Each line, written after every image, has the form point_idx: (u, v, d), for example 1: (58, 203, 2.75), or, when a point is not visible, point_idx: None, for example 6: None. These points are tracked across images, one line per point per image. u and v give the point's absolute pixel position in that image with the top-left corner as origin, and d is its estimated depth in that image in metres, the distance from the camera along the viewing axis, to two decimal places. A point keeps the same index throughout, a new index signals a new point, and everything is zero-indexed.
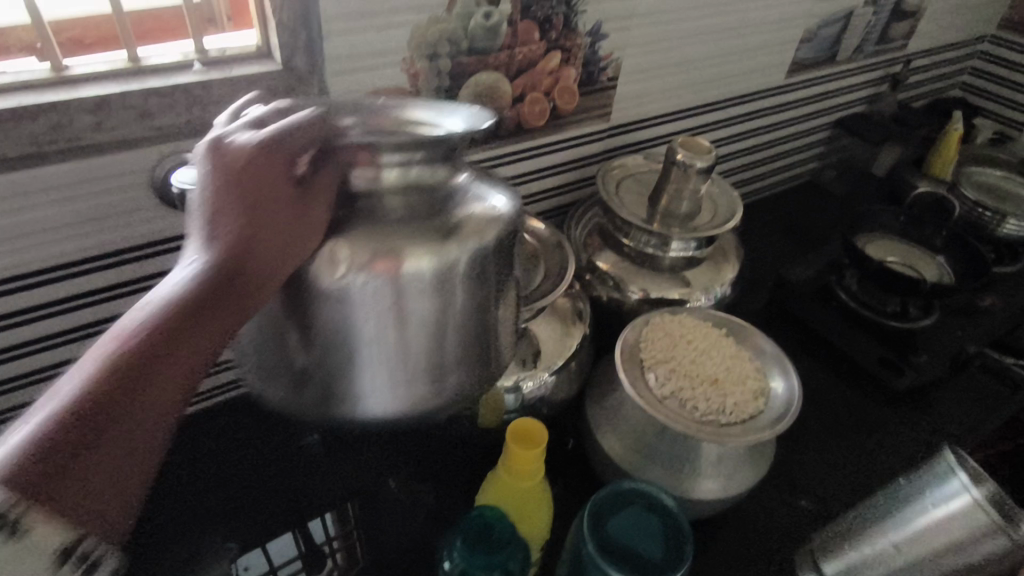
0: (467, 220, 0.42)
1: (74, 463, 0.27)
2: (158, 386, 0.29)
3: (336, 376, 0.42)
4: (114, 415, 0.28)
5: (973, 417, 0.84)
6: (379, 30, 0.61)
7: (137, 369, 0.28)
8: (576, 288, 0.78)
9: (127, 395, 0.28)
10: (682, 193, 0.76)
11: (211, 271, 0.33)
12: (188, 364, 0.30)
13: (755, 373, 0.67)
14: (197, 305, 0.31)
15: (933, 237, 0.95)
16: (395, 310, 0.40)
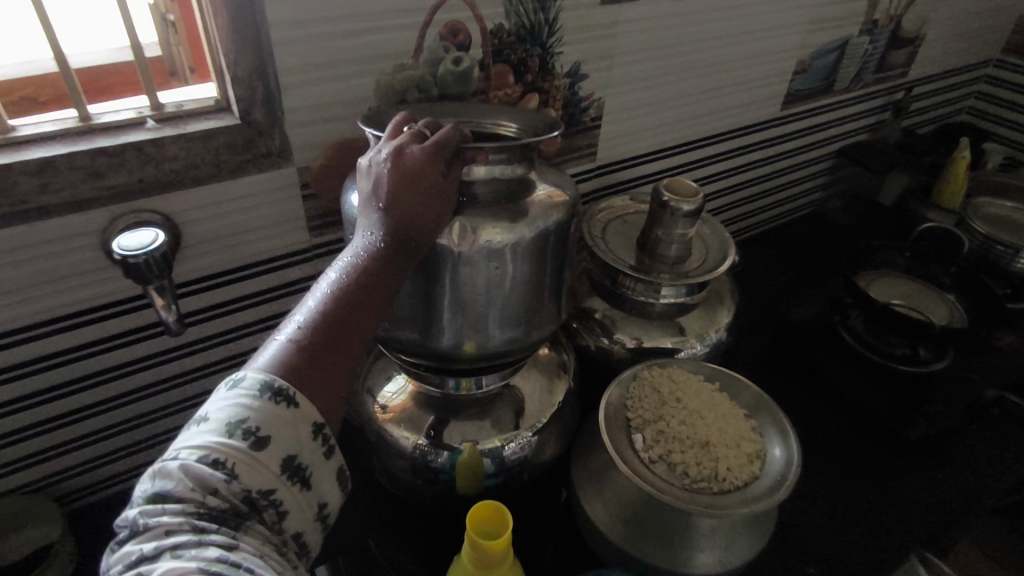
0: (533, 208, 0.52)
1: (312, 369, 0.41)
2: (360, 324, 0.44)
3: (433, 323, 0.53)
4: (336, 341, 0.42)
5: (995, 468, 0.78)
6: (341, 79, 0.59)
7: (348, 316, 0.43)
8: (561, 339, 0.74)
9: (344, 327, 0.43)
10: (671, 236, 0.72)
11: (385, 247, 0.45)
12: (377, 309, 0.45)
13: (750, 434, 0.62)
14: (377, 272, 0.44)
15: (942, 274, 0.91)
16: (480, 279, 0.51)
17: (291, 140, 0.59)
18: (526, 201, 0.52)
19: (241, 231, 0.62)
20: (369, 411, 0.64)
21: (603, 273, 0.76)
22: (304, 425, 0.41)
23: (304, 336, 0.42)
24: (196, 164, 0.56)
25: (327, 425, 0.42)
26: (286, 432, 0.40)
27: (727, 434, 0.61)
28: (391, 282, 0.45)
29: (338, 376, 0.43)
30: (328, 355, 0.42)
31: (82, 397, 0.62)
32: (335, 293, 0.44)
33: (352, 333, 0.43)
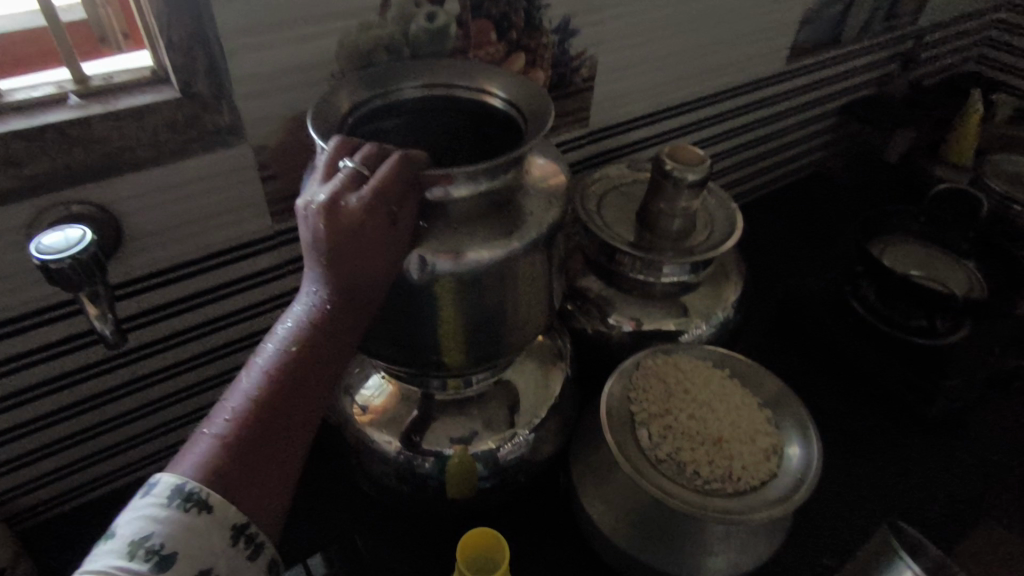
0: (528, 214, 0.47)
1: (242, 470, 0.37)
2: (300, 410, 0.39)
3: (411, 342, 0.48)
4: (269, 433, 0.38)
5: (1015, 445, 0.74)
6: (297, 42, 0.51)
7: (279, 410, 0.38)
8: (556, 323, 0.68)
9: (278, 416, 0.38)
10: (674, 210, 0.66)
11: (323, 320, 0.40)
12: (321, 389, 0.40)
13: (766, 426, 0.58)
14: (315, 350, 0.39)
15: (960, 239, 0.85)
16: (465, 301, 0.46)
17: (243, 114, 0.52)
18: (518, 202, 0.47)
19: (194, 218, 0.55)
20: (347, 413, 0.58)
21: (600, 251, 0.70)
22: (246, 498, 0.37)
23: (232, 432, 0.37)
24: (133, 146, 0.48)
25: (255, 528, 0.37)
26: (201, 547, 0.35)
27: (741, 428, 0.57)
28: (331, 365, 0.40)
29: (271, 475, 0.38)
30: (255, 455, 0.37)
31: (23, 410, 0.56)
32: (270, 377, 0.39)
33: (285, 423, 0.38)
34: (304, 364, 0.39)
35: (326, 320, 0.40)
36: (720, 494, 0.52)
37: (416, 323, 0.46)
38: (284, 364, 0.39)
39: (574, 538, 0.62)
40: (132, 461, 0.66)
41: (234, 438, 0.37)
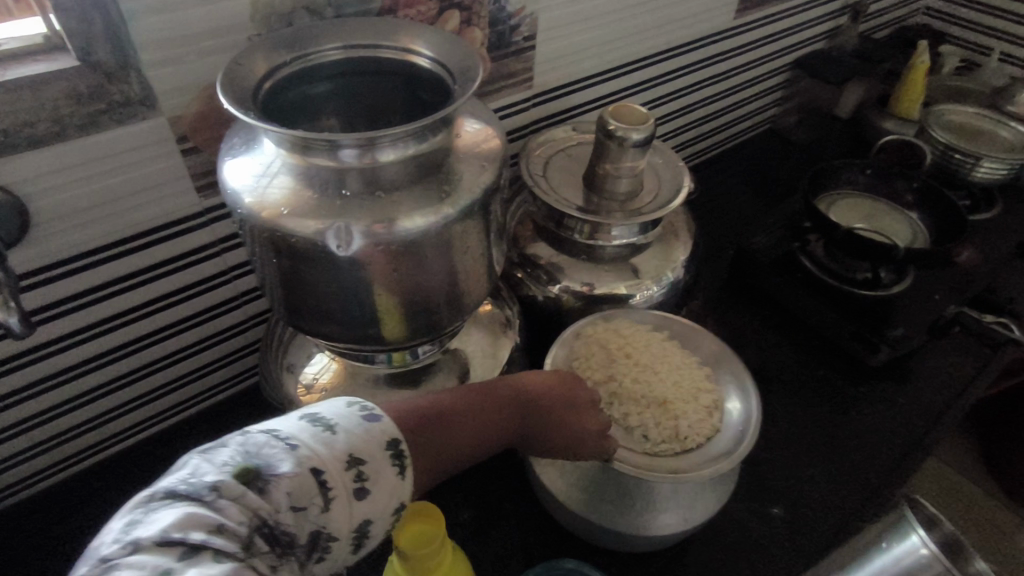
0: (462, 180, 0.44)
1: (423, 437, 0.41)
2: (479, 435, 0.45)
3: (337, 316, 0.46)
4: (448, 430, 0.43)
5: (955, 386, 0.77)
6: (205, 3, 0.48)
7: (473, 417, 0.45)
8: (504, 292, 0.67)
9: (467, 423, 0.44)
10: (619, 170, 0.65)
11: (551, 378, 0.51)
12: (497, 432, 0.47)
13: (708, 384, 0.58)
14: (530, 399, 0.49)
15: (903, 190, 0.86)
16: (399, 273, 0.44)
17: (153, 83, 0.48)
18: (455, 168, 0.45)
19: (110, 197, 0.51)
20: (292, 392, 0.57)
21: (547, 216, 0.69)
22: (360, 512, 0.35)
23: (429, 405, 0.43)
24: (30, 120, 0.45)
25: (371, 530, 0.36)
26: (349, 511, 0.35)
27: (683, 387, 0.57)
28: (517, 422, 0.48)
29: (424, 467, 0.41)
30: (432, 433, 0.42)
31: None
32: (487, 395, 0.47)
33: (456, 439, 0.43)
34: (483, 418, 0.46)
35: (555, 382, 0.51)
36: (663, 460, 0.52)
37: (349, 298, 0.44)
38: (483, 395, 0.47)
39: (529, 500, 0.62)
40: (71, 454, 0.63)
41: (427, 413, 0.42)
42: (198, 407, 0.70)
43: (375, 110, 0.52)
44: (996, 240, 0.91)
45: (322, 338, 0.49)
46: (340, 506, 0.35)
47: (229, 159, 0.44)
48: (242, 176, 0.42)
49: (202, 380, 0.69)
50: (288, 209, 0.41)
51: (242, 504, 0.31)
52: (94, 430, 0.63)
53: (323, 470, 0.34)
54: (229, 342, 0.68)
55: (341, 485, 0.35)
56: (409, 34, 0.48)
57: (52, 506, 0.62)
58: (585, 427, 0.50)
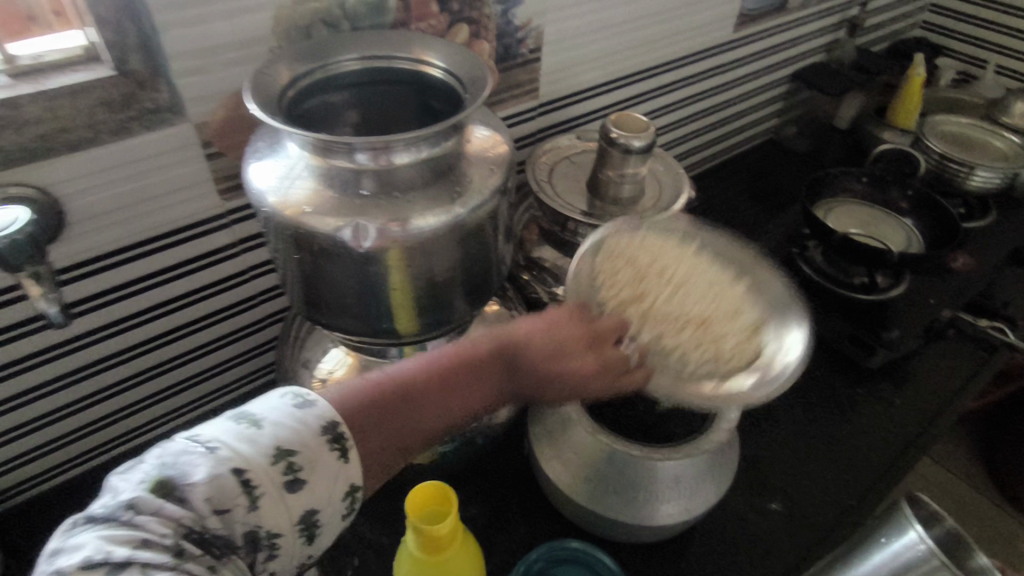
0: (471, 183, 0.47)
1: (375, 422, 0.43)
2: (448, 402, 0.46)
3: (353, 308, 0.49)
4: (407, 406, 0.44)
5: (950, 387, 0.79)
6: (230, 17, 0.51)
7: (439, 387, 0.46)
8: (510, 293, 0.69)
9: (430, 394, 0.45)
10: (622, 176, 0.68)
11: (528, 331, 0.50)
12: (472, 396, 0.47)
13: (747, 304, 0.56)
14: (502, 358, 0.49)
15: (899, 198, 0.89)
16: (413, 269, 0.47)
17: (181, 93, 0.52)
18: (464, 171, 0.48)
19: (138, 199, 0.54)
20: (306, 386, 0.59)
21: (552, 220, 0.71)
22: (295, 503, 0.39)
23: (383, 386, 0.44)
24: (67, 128, 0.48)
25: (319, 517, 0.40)
26: (280, 507, 0.38)
27: (721, 305, 0.55)
28: (495, 378, 0.49)
29: (384, 448, 0.43)
30: (391, 420, 0.44)
31: None
32: (453, 360, 0.47)
33: (425, 416, 0.45)
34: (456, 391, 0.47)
35: (536, 332, 0.50)
36: (652, 439, 0.56)
37: (369, 292, 0.47)
38: (455, 368, 0.47)
39: (534, 493, 0.64)
40: (98, 445, 0.66)
41: (385, 397, 0.44)
42: (214, 404, 0.73)
43: (391, 120, 0.55)
44: (991, 247, 0.93)
45: (340, 332, 0.52)
46: (271, 502, 0.38)
47: (254, 161, 0.46)
48: (266, 177, 0.45)
49: (220, 378, 0.71)
50: (310, 208, 0.44)
51: (162, 518, 0.34)
52: (120, 422, 0.66)
53: (246, 471, 0.37)
54: (246, 341, 0.71)
55: (268, 483, 0.37)
56: (426, 48, 0.51)
57: (76, 496, 0.65)
58: (575, 366, 0.50)
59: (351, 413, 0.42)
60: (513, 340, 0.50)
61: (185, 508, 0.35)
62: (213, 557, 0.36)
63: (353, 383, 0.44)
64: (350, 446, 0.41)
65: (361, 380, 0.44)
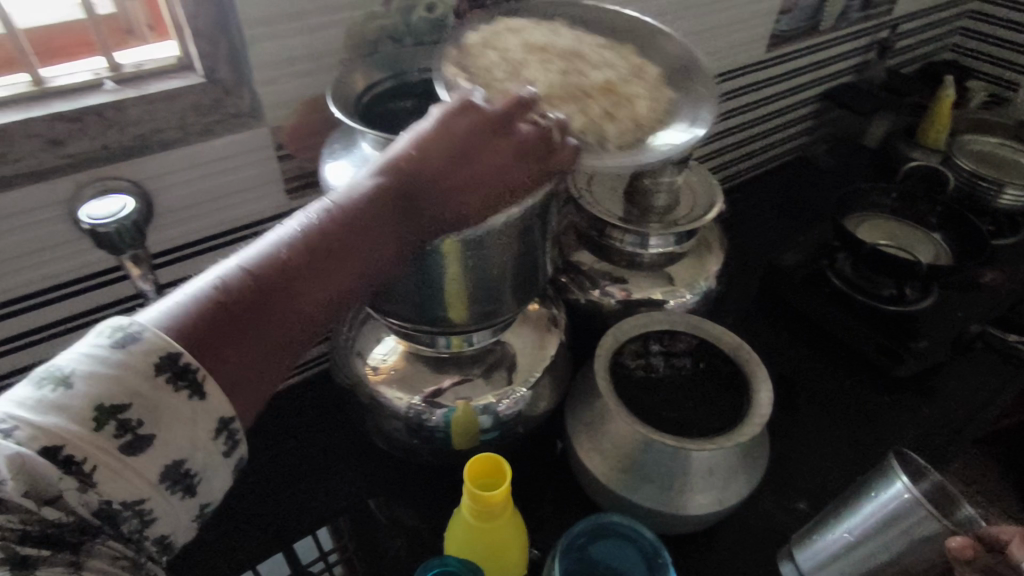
0: None
1: (229, 335, 0.37)
2: (318, 289, 0.41)
3: (413, 296, 0.53)
4: (262, 306, 0.39)
5: (979, 399, 0.80)
6: (308, 32, 0.56)
7: (300, 276, 0.40)
8: (550, 293, 0.72)
9: (290, 286, 0.40)
10: (659, 185, 0.71)
11: (391, 178, 0.44)
12: (350, 274, 0.42)
13: (628, 65, 0.59)
14: (370, 211, 0.43)
15: (928, 214, 0.91)
16: (469, 261, 0.51)
17: (262, 100, 0.57)
18: None
19: (216, 196, 0.59)
20: (360, 374, 0.64)
21: (591, 226, 0.75)
22: (143, 464, 0.34)
23: (225, 291, 0.38)
24: (161, 128, 0.53)
25: (187, 465, 0.36)
26: (123, 476, 0.34)
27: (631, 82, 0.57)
28: (371, 236, 0.43)
29: (259, 354, 0.39)
30: (250, 327, 0.38)
31: None
32: (307, 238, 0.40)
33: (299, 299, 0.40)
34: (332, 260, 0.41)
35: (400, 179, 0.44)
36: (709, 429, 0.59)
37: (426, 283, 0.52)
38: (315, 241, 0.41)
39: (569, 484, 0.67)
40: None
41: (240, 299, 0.38)
42: None
43: None
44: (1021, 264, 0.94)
45: (397, 318, 0.56)
46: (101, 480, 0.33)
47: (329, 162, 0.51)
48: (339, 175, 0.49)
49: None
50: None
51: None
52: None
53: (64, 448, 0.32)
54: None
55: (97, 453, 0.33)
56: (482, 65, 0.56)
57: None
58: (490, 193, 0.47)
59: (196, 333, 0.36)
60: (385, 178, 0.44)
61: (4, 511, 0.31)
62: (68, 551, 0.33)
63: (199, 288, 0.38)
64: (204, 378, 0.36)
65: (206, 285, 0.38)
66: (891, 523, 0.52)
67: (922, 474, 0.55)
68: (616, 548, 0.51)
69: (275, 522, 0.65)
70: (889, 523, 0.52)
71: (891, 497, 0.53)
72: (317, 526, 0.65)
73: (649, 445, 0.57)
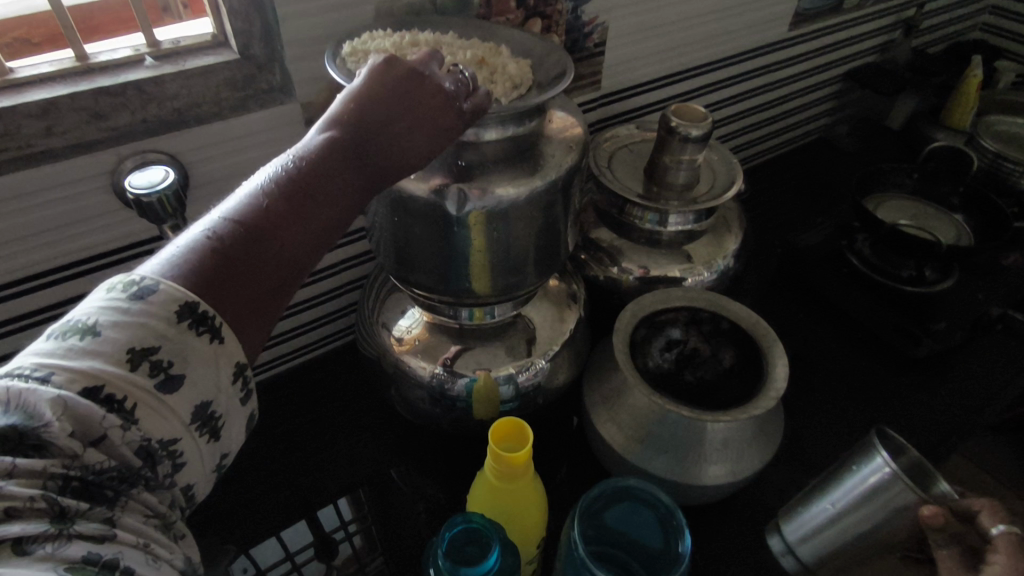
0: (548, 159, 0.53)
1: (225, 284, 0.37)
2: (305, 231, 0.40)
3: (438, 267, 0.55)
4: (255, 251, 0.38)
5: (996, 381, 0.80)
6: (338, 10, 0.57)
7: (285, 220, 0.39)
8: (569, 270, 0.74)
9: (277, 230, 0.39)
10: (679, 163, 0.72)
11: (351, 121, 0.42)
12: (331, 215, 0.41)
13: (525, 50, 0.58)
14: (338, 153, 0.42)
15: (950, 195, 0.90)
16: (491, 233, 0.52)
17: (292, 76, 0.58)
18: (542, 150, 0.53)
19: (248, 169, 0.61)
20: (384, 345, 0.66)
21: (611, 203, 0.76)
22: (177, 403, 0.35)
23: (216, 242, 0.38)
24: (198, 103, 0.55)
25: (213, 406, 0.37)
26: (156, 418, 0.35)
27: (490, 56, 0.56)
28: (345, 179, 0.42)
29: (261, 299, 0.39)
30: (246, 274, 0.38)
31: None
32: (280, 184, 0.40)
33: (284, 243, 0.39)
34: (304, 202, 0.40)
35: (361, 122, 0.42)
36: (707, 406, 0.60)
37: (449, 256, 0.54)
38: (288, 185, 0.40)
39: (586, 456, 0.69)
40: None
41: (232, 247, 0.38)
42: (292, 364, 0.80)
43: None
44: None
45: (422, 290, 0.58)
46: (143, 417, 0.34)
47: None
48: None
49: (300, 338, 0.79)
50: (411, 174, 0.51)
51: (23, 472, 0.30)
52: None
53: (103, 388, 0.33)
54: (325, 306, 0.78)
55: (135, 391, 0.34)
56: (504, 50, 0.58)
57: None
58: (448, 126, 0.45)
59: (192, 285, 0.36)
60: (338, 126, 0.42)
61: (49, 457, 0.32)
62: (106, 505, 0.33)
63: (183, 245, 0.37)
64: (219, 323, 0.37)
65: (192, 240, 0.38)
66: (871, 496, 0.53)
67: (903, 450, 0.56)
68: (632, 513, 0.52)
69: (300, 489, 0.68)
70: (869, 496, 0.53)
71: (873, 471, 0.53)
72: (339, 495, 0.68)
73: (664, 416, 0.59)
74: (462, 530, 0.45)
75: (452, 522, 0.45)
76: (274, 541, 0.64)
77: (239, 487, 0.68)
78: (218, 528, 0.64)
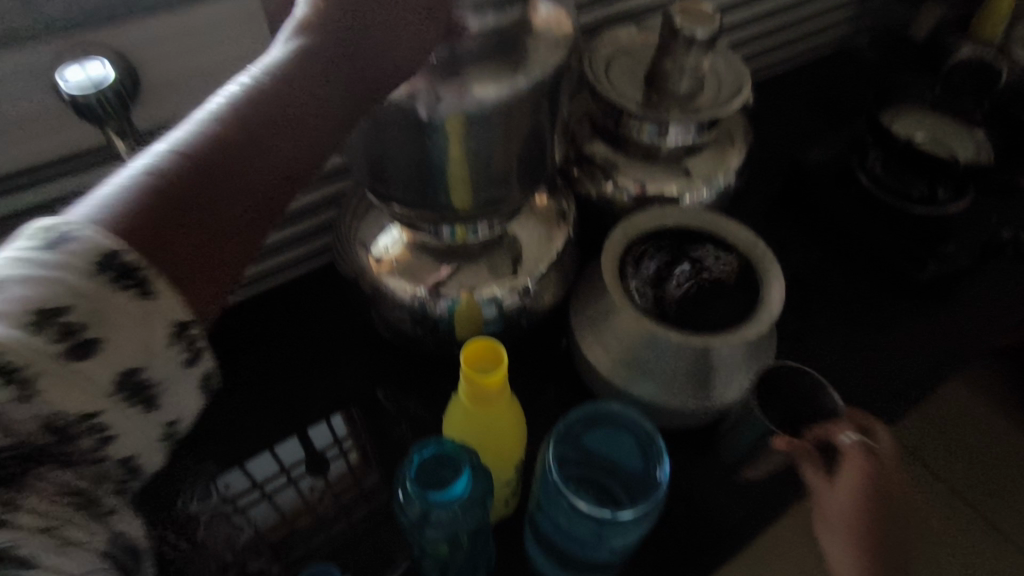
0: (533, 55, 0.47)
1: (164, 230, 0.34)
2: (259, 164, 0.38)
3: (414, 177, 0.51)
4: (198, 191, 0.36)
5: (1000, 306, 0.78)
6: None
7: (236, 155, 0.37)
8: (559, 186, 0.69)
9: (227, 164, 0.36)
10: (681, 67, 0.66)
11: (314, 42, 0.39)
12: (292, 150, 0.39)
13: None
14: (298, 71, 0.38)
15: (974, 108, 0.84)
16: (469, 139, 0.48)
17: None
18: (527, 44, 0.48)
19: (207, 68, 0.56)
20: (362, 263, 0.63)
21: (607, 114, 0.70)
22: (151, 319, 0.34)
23: (158, 183, 0.34)
24: None
25: (193, 327, 0.36)
26: (126, 335, 0.33)
27: None
28: (308, 106, 0.39)
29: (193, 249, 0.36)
30: (186, 218, 0.35)
31: None
32: (231, 117, 0.37)
33: (242, 176, 0.37)
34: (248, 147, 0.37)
35: (323, 38, 0.39)
36: (695, 329, 0.57)
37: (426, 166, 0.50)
38: (243, 115, 0.37)
39: (573, 379, 0.67)
40: None
41: (180, 185, 0.35)
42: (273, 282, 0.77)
43: None
44: None
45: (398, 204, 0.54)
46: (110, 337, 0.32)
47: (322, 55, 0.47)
48: None
49: (276, 256, 0.75)
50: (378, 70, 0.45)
51: None
52: None
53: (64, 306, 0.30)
54: (302, 223, 0.75)
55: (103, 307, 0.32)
56: None
57: None
58: (427, 41, 0.42)
59: (124, 232, 0.33)
60: (303, 36, 0.39)
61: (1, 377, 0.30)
62: None
63: (121, 183, 0.34)
64: (148, 275, 0.33)
65: (131, 177, 0.35)
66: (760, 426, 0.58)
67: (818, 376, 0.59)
68: (611, 440, 0.52)
69: (289, 407, 0.67)
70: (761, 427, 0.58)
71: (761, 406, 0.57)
72: (330, 412, 0.67)
73: (653, 339, 0.56)
74: (433, 454, 0.44)
75: (424, 446, 0.44)
76: (268, 457, 0.64)
77: (225, 407, 0.66)
78: (208, 445, 0.64)
